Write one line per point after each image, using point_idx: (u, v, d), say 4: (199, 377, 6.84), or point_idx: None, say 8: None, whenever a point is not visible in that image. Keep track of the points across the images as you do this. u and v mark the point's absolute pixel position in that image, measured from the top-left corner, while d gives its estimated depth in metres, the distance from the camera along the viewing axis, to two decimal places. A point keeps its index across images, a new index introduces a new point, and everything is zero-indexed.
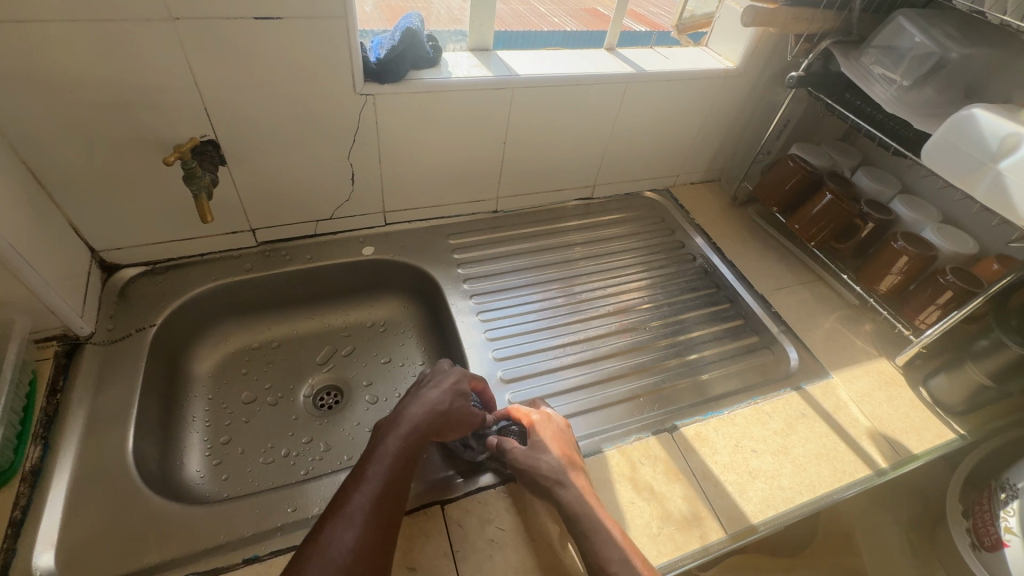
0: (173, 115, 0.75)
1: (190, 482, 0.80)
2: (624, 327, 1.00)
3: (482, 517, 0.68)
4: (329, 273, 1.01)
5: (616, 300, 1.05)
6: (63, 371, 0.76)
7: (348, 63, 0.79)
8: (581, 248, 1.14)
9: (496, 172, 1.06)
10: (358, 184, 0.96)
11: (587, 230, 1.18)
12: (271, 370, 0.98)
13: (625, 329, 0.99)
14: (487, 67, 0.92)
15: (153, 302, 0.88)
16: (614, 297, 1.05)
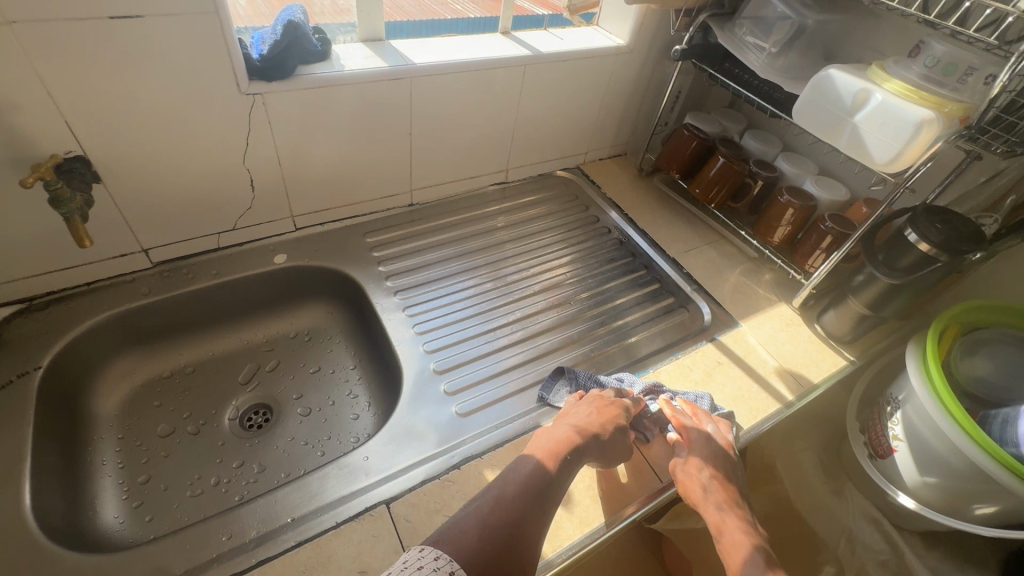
0: (27, 132, 0.67)
1: (107, 530, 0.73)
2: (554, 303, 1.03)
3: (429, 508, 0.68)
4: (240, 287, 0.95)
5: (543, 278, 1.07)
6: None
7: (227, 62, 0.74)
8: (502, 232, 1.15)
9: (407, 165, 1.04)
10: (259, 190, 0.91)
11: (505, 214, 1.19)
12: (188, 397, 0.92)
13: (555, 306, 1.02)
14: (381, 57, 0.89)
15: (36, 342, 0.79)
16: (541, 276, 1.08)
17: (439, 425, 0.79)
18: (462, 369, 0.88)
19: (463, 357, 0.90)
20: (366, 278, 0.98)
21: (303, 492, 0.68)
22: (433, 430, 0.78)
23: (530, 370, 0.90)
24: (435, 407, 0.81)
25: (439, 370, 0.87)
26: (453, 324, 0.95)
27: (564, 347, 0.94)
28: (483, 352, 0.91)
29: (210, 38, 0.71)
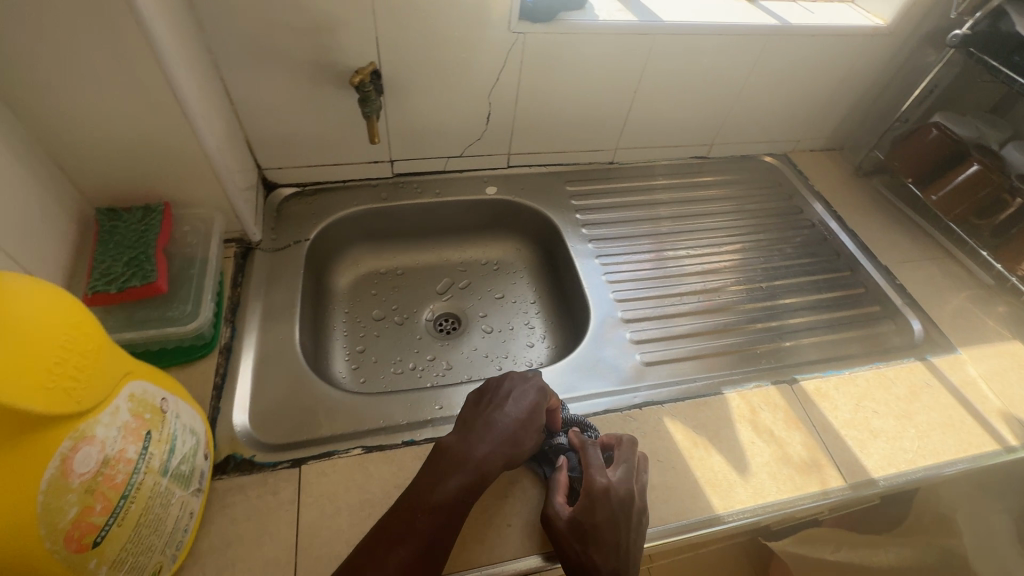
0: (347, 43, 0.81)
1: (335, 380, 0.90)
2: (738, 283, 1.01)
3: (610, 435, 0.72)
4: (454, 209, 1.07)
5: (729, 258, 1.05)
6: (241, 269, 0.87)
7: (508, 1, 0.82)
8: (694, 206, 1.14)
9: (620, 122, 1.07)
10: (491, 125, 1.00)
11: (700, 189, 1.17)
12: (397, 292, 1.06)
13: (738, 286, 1.00)
14: (631, 11, 0.92)
15: (306, 220, 0.98)
16: (727, 255, 1.06)
17: (619, 366, 0.83)
18: (644, 322, 0.91)
19: (645, 312, 0.93)
20: (563, 223, 1.06)
21: None
22: (613, 369, 0.83)
23: (709, 340, 0.90)
24: (617, 350, 0.86)
25: (624, 319, 0.91)
26: (638, 280, 0.98)
27: (747, 327, 0.93)
28: (665, 312, 0.94)
29: None
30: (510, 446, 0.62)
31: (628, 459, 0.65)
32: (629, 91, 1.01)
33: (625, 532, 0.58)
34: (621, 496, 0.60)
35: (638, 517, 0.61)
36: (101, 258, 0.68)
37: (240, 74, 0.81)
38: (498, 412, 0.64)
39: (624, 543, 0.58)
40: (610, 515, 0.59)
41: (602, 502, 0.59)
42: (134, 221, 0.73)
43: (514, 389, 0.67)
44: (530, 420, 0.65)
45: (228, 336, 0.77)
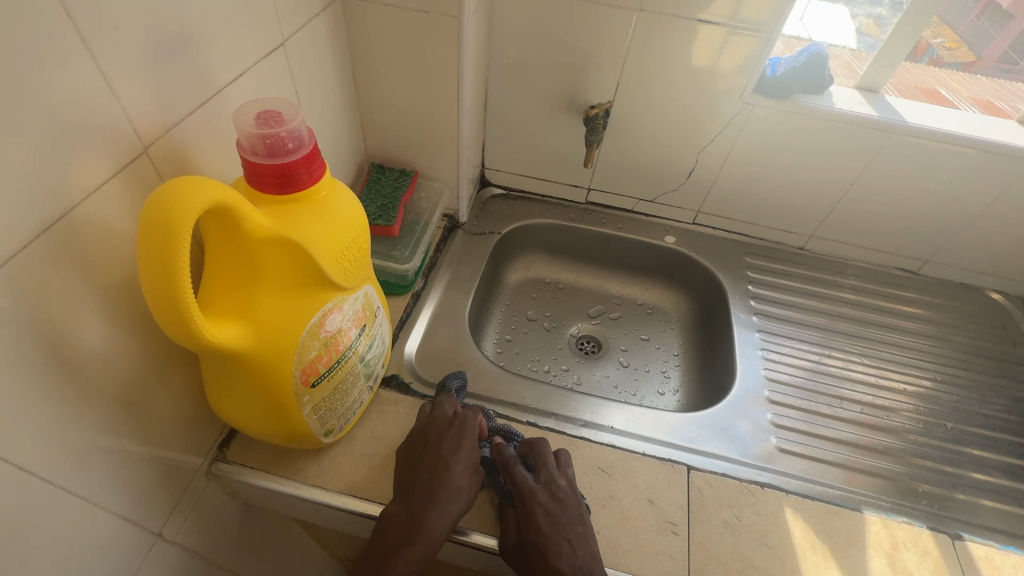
0: (592, 83, 0.95)
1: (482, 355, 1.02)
2: (914, 411, 0.90)
3: (722, 498, 0.71)
4: (628, 246, 1.14)
5: (910, 382, 0.94)
6: (444, 239, 1.04)
7: (748, 74, 0.88)
8: (885, 316, 1.05)
9: (825, 210, 1.05)
10: (691, 179, 1.06)
11: (898, 302, 1.07)
12: (553, 303, 1.16)
13: (913, 414, 0.89)
14: (873, 106, 0.92)
15: (503, 218, 1.13)
16: (910, 378, 0.95)
17: (751, 441, 0.81)
18: (790, 409, 0.87)
19: (795, 400, 0.88)
20: (731, 290, 1.06)
21: (624, 416, 0.81)
22: (744, 441, 0.81)
23: (861, 454, 0.82)
24: (752, 426, 0.83)
25: (769, 399, 0.88)
26: (796, 367, 0.94)
27: (912, 459, 0.82)
28: (816, 408, 0.88)
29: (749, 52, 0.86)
30: (462, 484, 0.62)
31: (547, 455, 0.67)
32: (845, 181, 0.99)
33: (570, 531, 0.61)
34: (552, 497, 0.63)
35: (578, 507, 0.63)
36: (363, 198, 0.89)
37: (501, 89, 1.00)
38: (440, 463, 0.63)
39: (572, 544, 0.59)
40: (550, 516, 0.61)
41: (536, 509, 0.61)
42: (391, 179, 0.94)
43: (450, 432, 0.66)
44: (466, 461, 0.64)
45: (421, 285, 0.93)
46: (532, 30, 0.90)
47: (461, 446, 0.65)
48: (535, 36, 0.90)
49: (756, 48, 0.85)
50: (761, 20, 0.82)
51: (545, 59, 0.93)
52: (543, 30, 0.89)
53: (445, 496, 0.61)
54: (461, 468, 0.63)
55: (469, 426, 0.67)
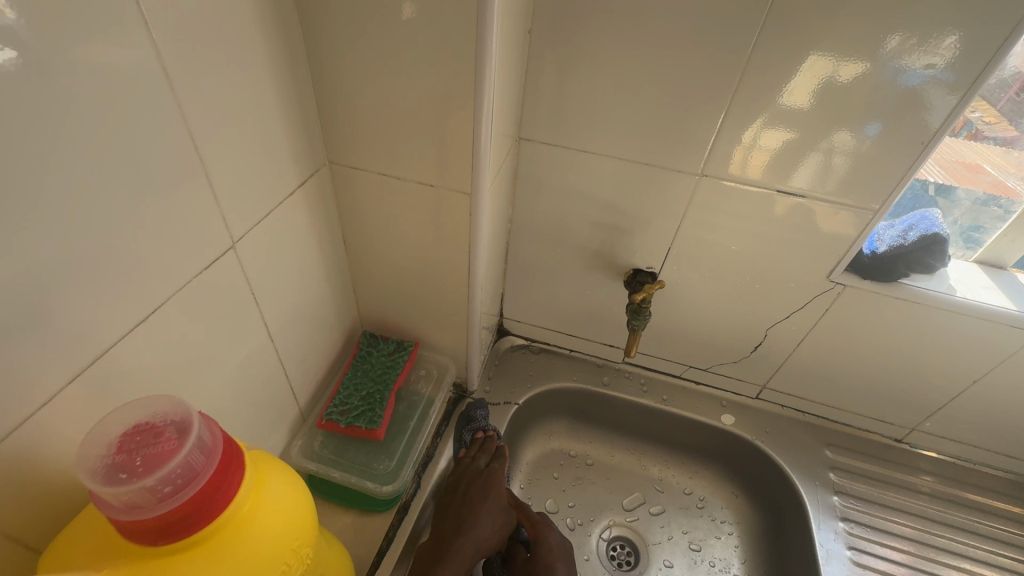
0: (636, 245, 0.78)
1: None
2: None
3: None
4: (675, 423, 0.93)
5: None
6: (448, 416, 0.83)
7: (840, 253, 0.69)
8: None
9: (933, 404, 0.82)
10: (757, 353, 0.85)
11: None
12: (579, 488, 0.93)
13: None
14: (1006, 293, 0.71)
15: (522, 380, 0.94)
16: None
17: None
18: None
19: None
20: (812, 508, 0.83)
21: None
22: None
23: None
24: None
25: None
26: None
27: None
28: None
29: (843, 228, 0.67)
30: (501, 523, 0.67)
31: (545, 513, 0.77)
32: (967, 377, 0.76)
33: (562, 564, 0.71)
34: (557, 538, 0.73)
35: (566, 547, 0.73)
36: (346, 383, 0.72)
37: (525, 243, 0.83)
38: (471, 491, 0.68)
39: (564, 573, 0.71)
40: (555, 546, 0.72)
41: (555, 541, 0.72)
42: (385, 353, 0.76)
43: (473, 457, 0.72)
44: (492, 507, 0.67)
45: (410, 493, 0.71)
46: (565, 186, 0.74)
47: (486, 468, 0.70)
48: (570, 193, 0.75)
49: (794, 144, 0.62)
50: (806, 120, 0.60)
51: (581, 216, 0.77)
52: (579, 187, 0.73)
53: (477, 522, 0.65)
54: (489, 501, 0.67)
55: (492, 448, 0.74)
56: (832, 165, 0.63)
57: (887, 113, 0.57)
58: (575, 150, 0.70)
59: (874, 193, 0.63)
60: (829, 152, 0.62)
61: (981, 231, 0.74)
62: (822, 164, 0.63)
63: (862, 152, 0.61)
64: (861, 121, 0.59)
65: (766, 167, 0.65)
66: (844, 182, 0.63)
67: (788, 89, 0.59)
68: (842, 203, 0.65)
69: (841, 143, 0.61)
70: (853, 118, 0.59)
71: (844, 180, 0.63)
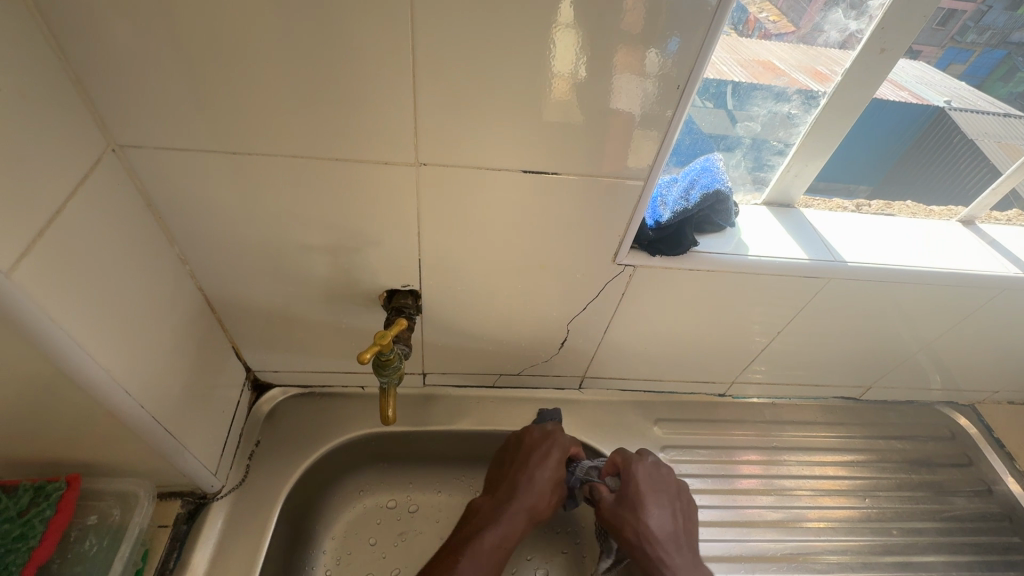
0: (377, 264, 0.57)
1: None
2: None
3: None
4: (498, 441, 0.78)
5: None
6: (178, 545, 0.60)
7: (622, 231, 0.55)
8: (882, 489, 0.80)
9: (747, 357, 0.76)
10: (566, 348, 0.72)
11: (871, 460, 0.83)
12: (404, 548, 0.75)
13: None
14: (796, 238, 0.63)
15: (296, 446, 0.72)
16: (879, 568, 0.73)
17: None
18: None
19: None
20: None
21: None
22: None
23: None
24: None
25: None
26: None
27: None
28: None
29: (614, 202, 0.53)
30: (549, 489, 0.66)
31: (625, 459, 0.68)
32: (770, 329, 0.71)
33: (648, 496, 0.64)
34: (646, 476, 0.66)
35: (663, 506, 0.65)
36: None
37: (225, 284, 0.58)
38: (529, 465, 0.66)
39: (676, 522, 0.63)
40: (643, 492, 0.65)
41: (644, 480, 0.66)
42: None
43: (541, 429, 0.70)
44: (540, 473, 0.66)
45: None
46: (238, 203, 0.49)
47: (552, 444, 0.68)
48: (250, 210, 0.50)
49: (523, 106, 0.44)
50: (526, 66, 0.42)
51: (284, 237, 0.53)
52: (259, 202, 0.49)
53: (522, 506, 0.63)
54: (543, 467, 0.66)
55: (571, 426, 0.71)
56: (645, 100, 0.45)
57: (568, 33, 0.40)
58: (222, 151, 0.45)
59: (589, 144, 0.48)
60: (643, 86, 0.44)
61: (766, 168, 0.65)
62: (638, 88, 0.44)
63: (559, 85, 0.44)
64: (536, 44, 0.41)
65: (499, 142, 0.47)
66: (555, 125, 0.46)
67: (486, 24, 0.39)
68: (641, 131, 0.48)
69: (650, 64, 0.43)
70: (586, 42, 0.41)
71: (655, 117, 0.47)
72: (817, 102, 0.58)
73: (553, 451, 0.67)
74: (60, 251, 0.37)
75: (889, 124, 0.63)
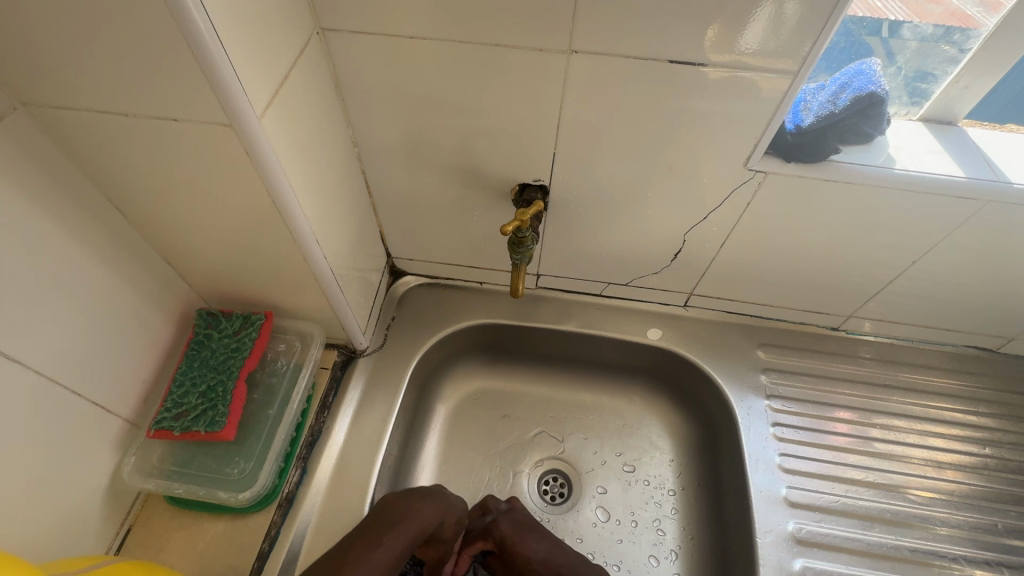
0: (515, 157, 0.62)
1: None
2: (994, 566, 0.66)
3: None
4: (599, 345, 0.84)
5: (993, 520, 0.69)
6: (335, 385, 0.74)
7: (757, 133, 0.55)
8: (997, 440, 0.74)
9: (871, 289, 0.73)
10: (678, 261, 0.74)
11: (992, 412, 0.77)
12: (507, 426, 0.84)
13: (995, 570, 0.66)
14: (953, 156, 0.59)
15: (424, 325, 0.83)
16: (990, 513, 0.69)
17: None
18: None
19: None
20: (743, 418, 0.76)
21: None
22: None
23: None
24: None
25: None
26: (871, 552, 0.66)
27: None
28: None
29: (753, 99, 0.53)
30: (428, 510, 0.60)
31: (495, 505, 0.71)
32: (905, 258, 0.67)
33: (545, 539, 0.68)
34: (516, 524, 0.68)
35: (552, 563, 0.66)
36: (180, 379, 0.59)
37: (383, 170, 0.67)
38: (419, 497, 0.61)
39: (557, 548, 0.67)
40: (518, 530, 0.68)
41: (523, 519, 0.69)
42: (228, 334, 0.62)
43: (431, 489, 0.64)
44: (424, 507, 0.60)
45: (294, 482, 0.64)
46: (404, 89, 0.56)
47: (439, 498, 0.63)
48: (415, 97, 0.57)
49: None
50: None
51: (439, 125, 0.60)
52: (423, 88, 0.56)
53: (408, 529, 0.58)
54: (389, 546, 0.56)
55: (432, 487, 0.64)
56: (784, 18, 0.46)
57: None
58: (400, 37, 0.51)
59: (740, 35, 0.48)
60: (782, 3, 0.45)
61: (930, 79, 0.60)
62: (773, 18, 0.46)
63: None
64: None
65: (649, 31, 0.48)
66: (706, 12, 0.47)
67: None
68: (777, 55, 0.49)
69: None
70: None
71: (797, 33, 0.47)
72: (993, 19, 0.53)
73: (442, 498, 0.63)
74: (285, 110, 0.46)
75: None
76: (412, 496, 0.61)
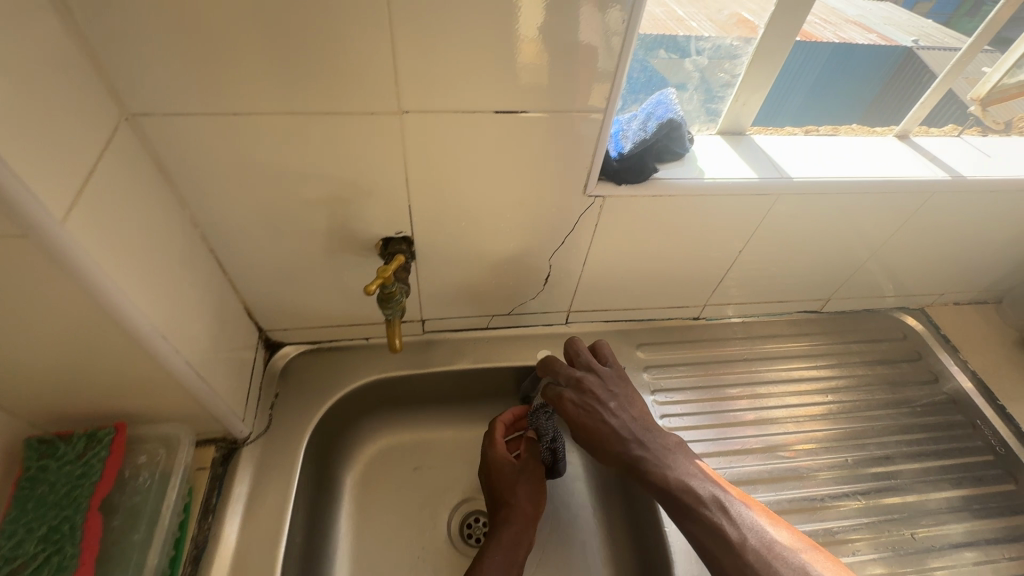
0: (372, 215, 0.63)
1: None
2: (853, 496, 0.77)
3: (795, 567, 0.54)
4: (496, 377, 0.85)
5: (845, 456, 0.81)
6: (217, 485, 0.67)
7: (587, 162, 0.61)
8: (835, 387, 0.88)
9: (714, 279, 0.83)
10: (551, 284, 0.79)
11: (827, 364, 0.90)
12: (419, 479, 0.82)
13: (854, 499, 0.77)
14: (749, 162, 0.70)
15: (311, 394, 0.78)
16: (841, 451, 0.81)
17: None
18: None
19: None
20: None
21: None
22: None
23: None
24: None
25: None
26: None
27: None
28: None
29: (578, 136, 0.59)
30: (520, 494, 0.72)
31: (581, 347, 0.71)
32: (731, 249, 0.78)
33: (617, 397, 0.67)
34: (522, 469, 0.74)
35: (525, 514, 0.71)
36: (11, 526, 0.51)
37: (233, 246, 0.63)
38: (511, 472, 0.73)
39: (642, 419, 0.66)
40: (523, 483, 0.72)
41: (593, 386, 0.67)
42: (70, 459, 0.55)
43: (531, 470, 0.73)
44: (518, 495, 0.71)
45: None
46: (239, 165, 0.54)
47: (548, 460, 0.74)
48: (254, 170, 0.55)
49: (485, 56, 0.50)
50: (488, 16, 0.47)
51: (285, 194, 0.58)
52: (260, 162, 0.55)
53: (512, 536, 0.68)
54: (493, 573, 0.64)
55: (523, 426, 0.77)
56: (594, 65, 0.53)
57: None
58: (228, 115, 0.50)
59: (551, 83, 0.53)
60: (587, 51, 0.51)
61: (716, 101, 0.72)
62: (577, 82, 0.53)
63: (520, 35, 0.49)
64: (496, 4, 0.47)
65: (470, 87, 0.52)
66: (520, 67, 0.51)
67: None
68: (592, 99, 0.55)
69: (595, 40, 0.51)
70: None
71: (607, 81, 0.54)
72: (751, 38, 0.65)
73: (524, 473, 0.73)
74: (95, 209, 0.42)
75: (793, 71, 0.73)
76: (517, 470, 0.74)
